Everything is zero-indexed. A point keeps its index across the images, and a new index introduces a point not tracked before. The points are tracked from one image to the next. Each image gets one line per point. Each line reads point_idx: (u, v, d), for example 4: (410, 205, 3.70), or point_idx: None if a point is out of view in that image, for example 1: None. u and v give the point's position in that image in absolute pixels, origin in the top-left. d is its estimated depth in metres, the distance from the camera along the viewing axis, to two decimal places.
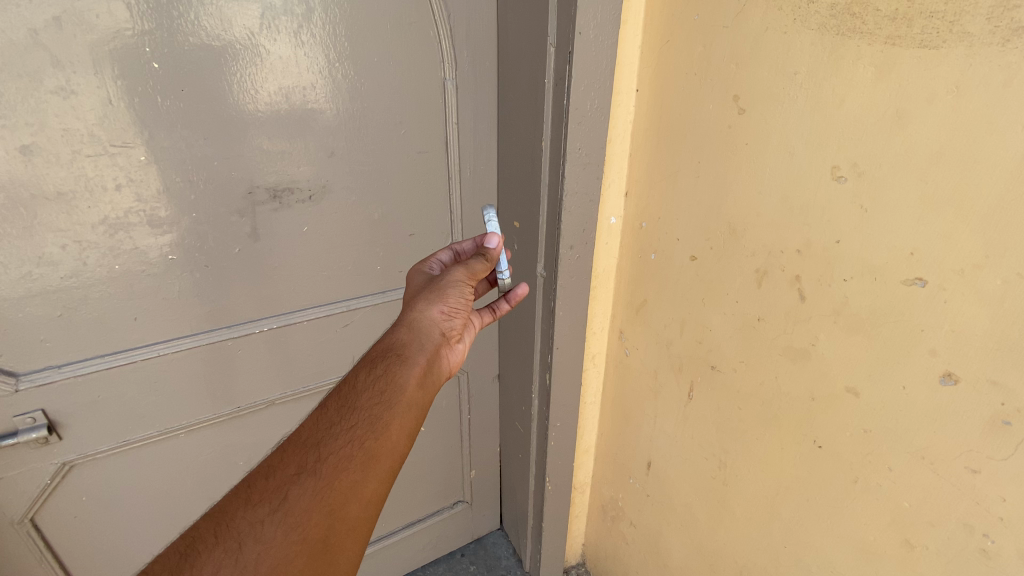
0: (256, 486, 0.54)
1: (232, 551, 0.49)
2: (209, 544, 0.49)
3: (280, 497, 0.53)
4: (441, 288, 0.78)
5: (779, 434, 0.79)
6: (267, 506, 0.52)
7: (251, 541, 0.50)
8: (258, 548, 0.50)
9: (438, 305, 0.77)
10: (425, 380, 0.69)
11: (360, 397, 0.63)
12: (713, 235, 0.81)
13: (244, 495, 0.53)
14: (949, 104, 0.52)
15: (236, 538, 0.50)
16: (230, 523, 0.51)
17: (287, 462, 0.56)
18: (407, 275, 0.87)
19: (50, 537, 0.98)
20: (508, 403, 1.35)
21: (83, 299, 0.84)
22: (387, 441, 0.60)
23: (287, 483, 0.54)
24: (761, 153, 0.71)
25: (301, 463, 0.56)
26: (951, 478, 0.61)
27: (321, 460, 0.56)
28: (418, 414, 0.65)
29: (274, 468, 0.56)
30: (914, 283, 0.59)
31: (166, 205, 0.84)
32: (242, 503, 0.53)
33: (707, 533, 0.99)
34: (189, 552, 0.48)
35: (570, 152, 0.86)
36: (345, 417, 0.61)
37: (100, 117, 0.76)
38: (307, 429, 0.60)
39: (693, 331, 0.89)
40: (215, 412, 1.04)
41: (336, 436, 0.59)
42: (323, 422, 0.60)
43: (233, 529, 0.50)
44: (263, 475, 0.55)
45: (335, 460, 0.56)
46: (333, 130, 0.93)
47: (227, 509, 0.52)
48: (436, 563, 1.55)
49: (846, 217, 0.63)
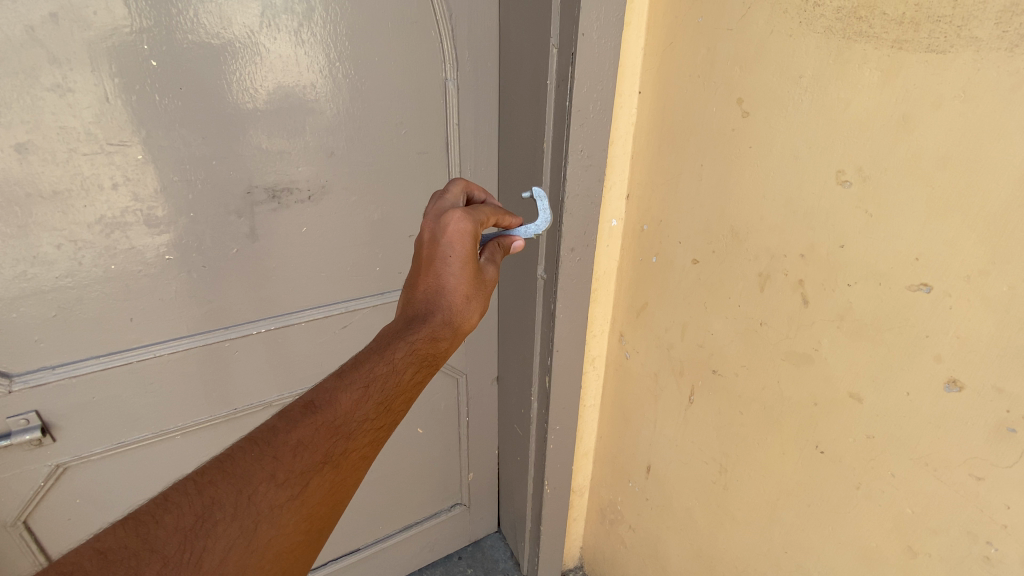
0: (283, 462, 0.51)
1: (247, 531, 0.47)
2: (226, 516, 0.47)
3: (301, 486, 0.51)
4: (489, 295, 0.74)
5: (781, 439, 0.78)
6: (289, 491, 0.50)
7: (266, 525, 0.49)
8: (269, 534, 0.49)
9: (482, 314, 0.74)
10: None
11: (396, 395, 0.60)
12: (716, 239, 0.80)
13: (270, 468, 0.51)
14: (956, 109, 0.52)
15: (253, 518, 0.48)
16: (251, 498, 0.49)
17: (316, 445, 0.53)
18: (458, 232, 0.71)
19: (43, 539, 0.97)
20: (507, 405, 1.34)
21: (78, 299, 0.83)
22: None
23: (312, 472, 0.52)
24: (764, 156, 0.70)
25: (329, 453, 0.53)
26: (956, 485, 0.60)
27: (346, 454, 0.54)
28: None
29: (304, 447, 0.53)
30: (919, 289, 0.58)
31: (163, 205, 0.83)
32: (266, 476, 0.50)
33: (707, 538, 0.98)
34: (206, 520, 0.46)
35: (572, 154, 0.86)
36: (380, 414, 0.58)
37: (97, 115, 0.75)
38: (344, 409, 0.56)
39: (694, 335, 0.89)
40: (210, 414, 1.03)
41: (365, 431, 0.56)
42: (359, 410, 0.57)
43: (252, 507, 0.48)
44: (292, 450, 0.52)
45: (356, 458, 0.55)
46: (333, 129, 0.92)
47: (250, 477, 0.50)
48: (433, 565, 1.54)
49: (850, 222, 0.63)
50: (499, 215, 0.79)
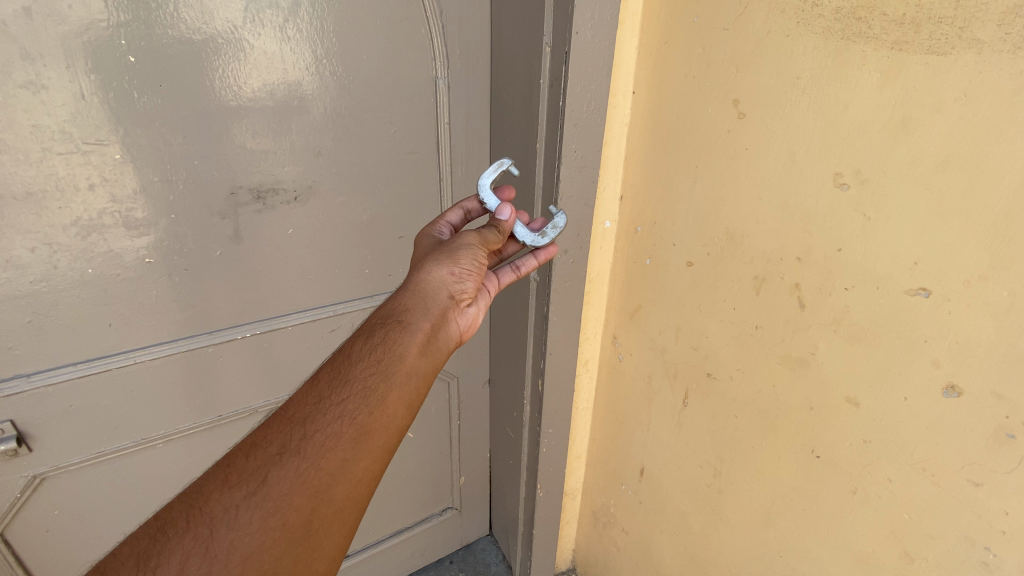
0: (235, 467, 0.53)
1: (204, 539, 0.48)
2: (180, 529, 0.48)
3: (258, 480, 0.52)
4: (454, 250, 0.75)
5: (776, 442, 0.78)
6: (244, 489, 0.51)
7: (224, 528, 0.49)
8: (230, 536, 0.49)
9: (447, 266, 0.74)
10: (427, 346, 0.68)
11: (353, 366, 0.61)
12: (710, 242, 0.79)
13: (223, 475, 0.52)
14: (957, 111, 0.51)
15: (208, 524, 0.49)
16: (204, 506, 0.50)
17: (269, 441, 0.55)
18: (417, 238, 0.84)
19: (22, 552, 0.93)
20: (499, 407, 1.32)
21: (54, 304, 0.79)
22: (383, 415, 0.59)
23: (267, 465, 0.53)
24: (761, 158, 0.69)
25: (284, 443, 0.54)
26: (953, 489, 0.60)
27: (305, 439, 0.55)
28: (418, 384, 0.64)
29: (257, 446, 0.54)
30: (917, 293, 0.58)
31: (143, 206, 0.80)
32: (219, 483, 0.52)
33: (701, 542, 0.97)
34: (160, 537, 0.48)
35: (566, 155, 0.84)
36: (335, 391, 0.59)
37: (72, 114, 0.72)
38: (295, 403, 0.58)
39: (689, 338, 0.88)
40: (193, 421, 1.00)
41: (326, 412, 0.57)
42: (312, 396, 0.58)
43: (206, 514, 0.49)
44: (245, 454, 0.54)
45: (321, 438, 0.55)
46: (321, 128, 0.90)
47: (203, 490, 0.51)
48: (424, 570, 1.52)
49: (848, 225, 0.62)
50: (463, 204, 0.87)
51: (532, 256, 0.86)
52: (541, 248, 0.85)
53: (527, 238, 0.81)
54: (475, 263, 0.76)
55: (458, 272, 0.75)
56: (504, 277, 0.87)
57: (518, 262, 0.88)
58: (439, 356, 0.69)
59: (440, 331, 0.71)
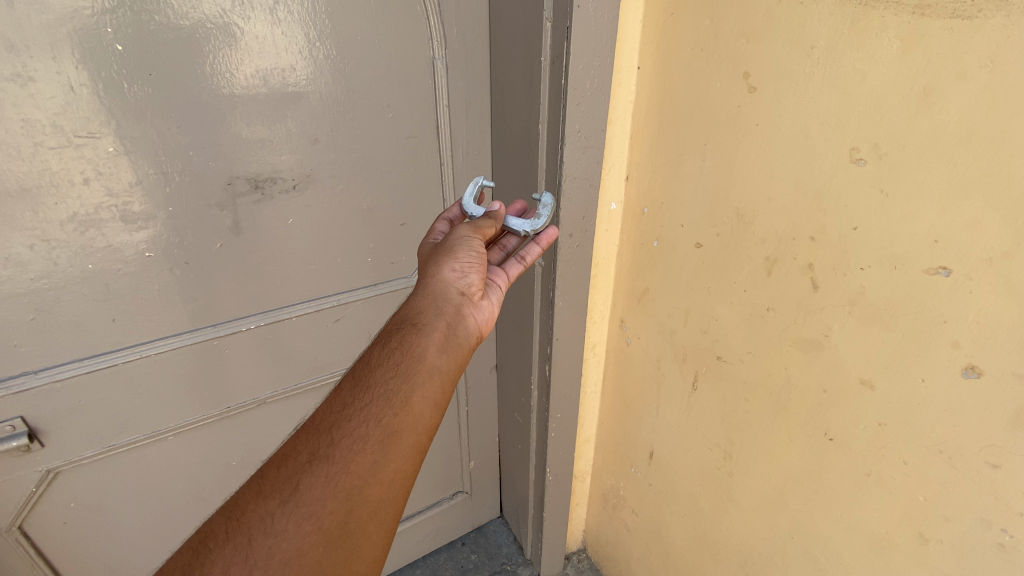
0: (268, 478, 0.53)
1: (243, 547, 0.48)
2: (220, 540, 0.48)
3: (290, 488, 0.51)
4: (451, 247, 0.74)
5: (788, 424, 0.77)
6: (277, 498, 0.51)
7: (261, 535, 0.49)
8: (269, 542, 0.49)
9: (449, 264, 0.73)
10: (446, 343, 0.67)
11: (373, 372, 0.61)
12: (720, 222, 0.77)
13: (257, 486, 0.52)
14: (983, 81, 0.49)
15: (246, 533, 0.49)
16: (241, 518, 0.50)
17: (299, 450, 0.54)
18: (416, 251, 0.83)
19: (41, 544, 0.95)
20: (507, 392, 1.32)
21: (56, 301, 0.79)
22: (409, 415, 0.59)
23: (298, 473, 0.52)
24: (773, 135, 0.67)
25: (313, 451, 0.54)
26: (970, 472, 0.58)
27: (333, 445, 0.54)
28: (442, 381, 0.63)
29: (287, 456, 0.54)
30: (938, 272, 0.56)
31: (140, 199, 0.79)
32: (254, 495, 0.52)
33: (711, 523, 0.97)
34: (202, 549, 0.48)
35: (569, 135, 0.82)
36: (359, 397, 0.59)
37: (62, 106, 0.70)
38: (320, 412, 0.58)
39: (698, 321, 0.86)
40: (204, 413, 1.00)
41: (351, 417, 0.57)
42: (336, 404, 0.58)
43: (244, 524, 0.49)
44: (276, 464, 0.54)
45: (348, 442, 0.55)
46: (317, 115, 0.87)
47: (239, 503, 0.52)
48: (436, 553, 1.53)
49: (864, 202, 0.60)
50: (444, 213, 0.86)
51: (533, 243, 0.85)
52: (540, 233, 0.84)
53: (522, 224, 0.83)
54: (473, 253, 0.74)
55: (461, 266, 0.73)
56: (511, 270, 0.85)
57: (523, 252, 0.85)
58: (461, 352, 0.68)
59: (457, 327, 0.70)
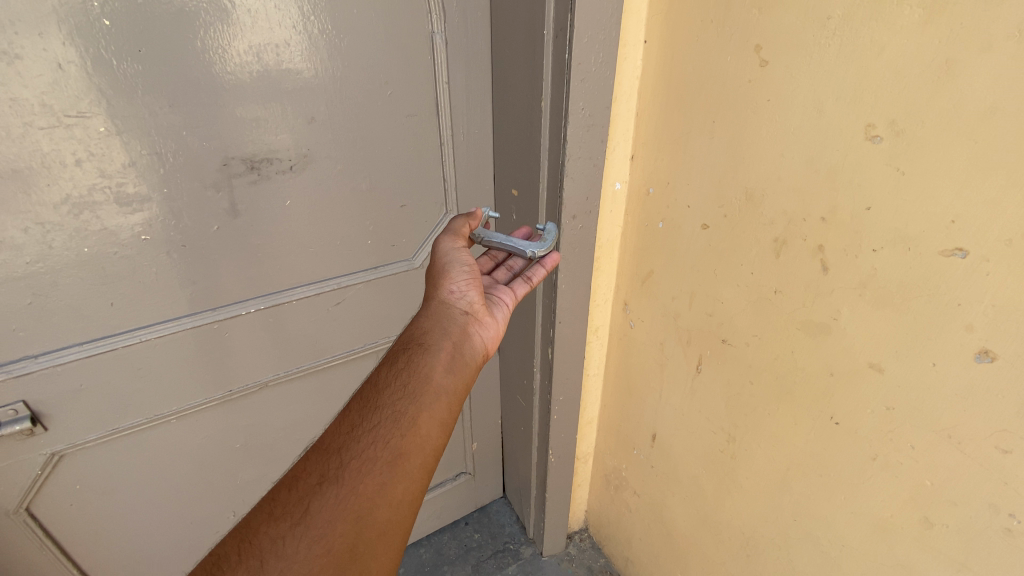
0: (279, 500, 0.54)
1: (255, 570, 0.48)
2: (233, 562, 0.49)
3: (301, 510, 0.52)
4: (447, 270, 0.81)
5: (794, 408, 0.76)
6: (289, 520, 0.52)
7: (274, 558, 0.49)
8: (281, 565, 0.49)
9: (447, 286, 0.80)
10: (452, 362, 0.71)
11: (380, 394, 0.64)
12: (727, 203, 0.75)
13: (268, 508, 0.53)
14: (1010, 50, 0.46)
15: (258, 556, 0.49)
16: (253, 539, 0.50)
17: (309, 472, 0.56)
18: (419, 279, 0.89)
19: (48, 525, 0.96)
20: (509, 375, 1.32)
21: (52, 284, 0.78)
22: (416, 436, 0.61)
23: (309, 495, 0.54)
24: (784, 111, 0.64)
25: (323, 472, 0.56)
26: (979, 457, 0.57)
27: (343, 466, 0.56)
28: (448, 402, 0.66)
29: (297, 478, 0.55)
30: (953, 254, 0.54)
31: (134, 180, 0.77)
32: (265, 517, 0.52)
33: (713, 505, 0.98)
34: (215, 572, 0.48)
35: (572, 113, 0.79)
36: (367, 418, 0.61)
37: (50, 85, 0.68)
38: (329, 434, 0.60)
39: (703, 304, 0.85)
40: (206, 397, 1.00)
41: (359, 439, 0.59)
42: (344, 425, 0.61)
43: (255, 546, 0.50)
44: (286, 486, 0.55)
45: (358, 463, 0.57)
46: (313, 93, 0.85)
47: (250, 524, 0.52)
48: (440, 532, 1.55)
49: (879, 181, 0.58)
50: None
51: (539, 265, 0.87)
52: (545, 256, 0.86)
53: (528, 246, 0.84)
54: (468, 271, 0.81)
55: (460, 287, 0.80)
56: (518, 290, 0.88)
57: (528, 273, 0.88)
58: (467, 371, 0.72)
59: (463, 345, 0.74)
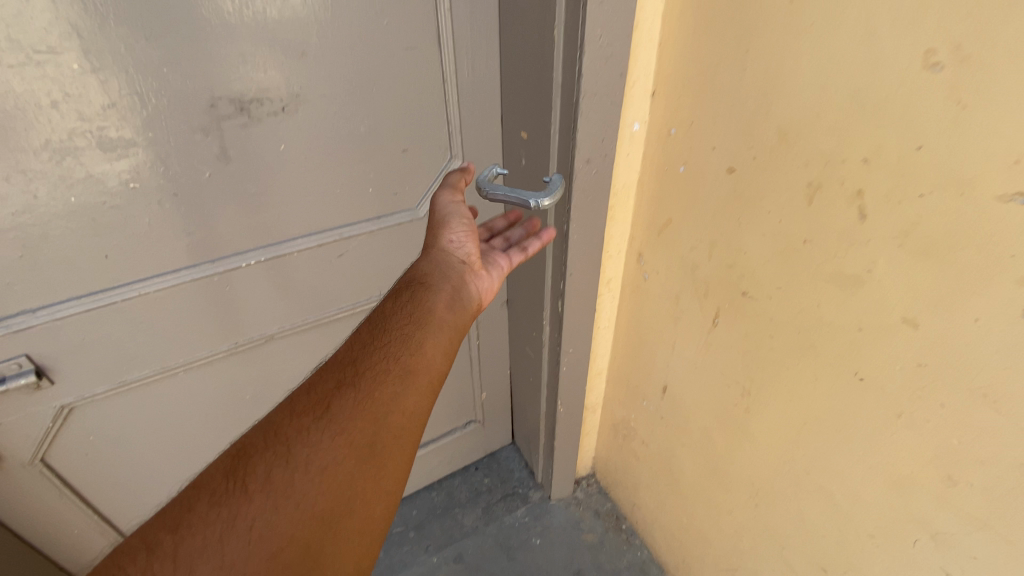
0: (299, 400, 0.58)
1: (283, 454, 0.53)
2: (261, 448, 0.54)
3: (322, 408, 0.57)
4: (446, 215, 0.78)
5: (815, 363, 0.73)
6: (311, 415, 0.56)
7: (299, 445, 0.54)
8: (307, 450, 0.53)
9: (448, 232, 0.77)
10: (453, 302, 0.72)
11: (388, 318, 0.67)
12: (758, 144, 0.69)
13: (289, 407, 0.57)
14: None
15: (285, 443, 0.54)
16: (279, 430, 0.55)
17: (326, 379, 0.60)
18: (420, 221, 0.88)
19: (65, 475, 0.98)
20: (518, 326, 1.30)
21: (42, 236, 0.75)
22: (424, 357, 0.64)
23: (328, 396, 0.58)
24: (831, 35, 0.57)
25: (340, 379, 0.60)
26: (1015, 418, 0.54)
27: (358, 374, 0.60)
28: (451, 333, 0.69)
29: (316, 383, 0.60)
30: (1014, 200, 0.48)
31: (116, 124, 0.72)
32: (288, 414, 0.57)
33: (723, 456, 0.97)
34: (244, 455, 0.53)
35: (588, 42, 0.71)
36: (378, 337, 0.65)
37: (13, 16, 0.61)
38: (343, 349, 0.64)
39: (723, 254, 0.80)
40: (211, 350, 0.99)
41: (372, 353, 0.63)
42: (357, 343, 0.64)
43: (281, 435, 0.54)
44: (305, 390, 0.59)
45: (371, 374, 0.60)
46: (303, 23, 0.77)
47: (274, 420, 0.57)
48: (451, 476, 1.59)
49: (935, 116, 0.51)
50: None
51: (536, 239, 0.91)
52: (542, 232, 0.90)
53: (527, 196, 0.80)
54: (468, 223, 0.79)
55: (459, 237, 0.78)
56: (515, 258, 0.88)
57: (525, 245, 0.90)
58: (466, 312, 0.74)
59: (462, 289, 0.75)
